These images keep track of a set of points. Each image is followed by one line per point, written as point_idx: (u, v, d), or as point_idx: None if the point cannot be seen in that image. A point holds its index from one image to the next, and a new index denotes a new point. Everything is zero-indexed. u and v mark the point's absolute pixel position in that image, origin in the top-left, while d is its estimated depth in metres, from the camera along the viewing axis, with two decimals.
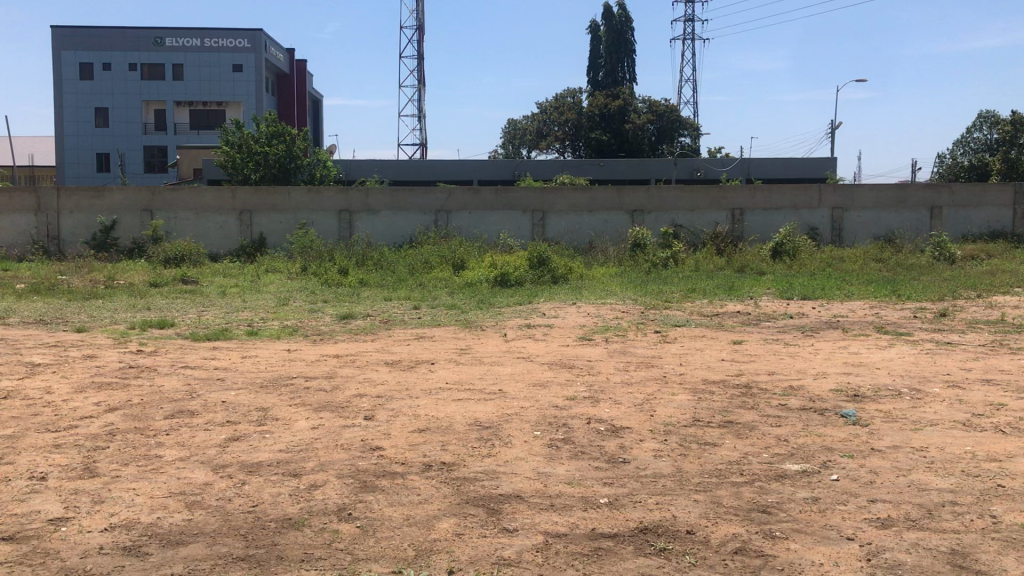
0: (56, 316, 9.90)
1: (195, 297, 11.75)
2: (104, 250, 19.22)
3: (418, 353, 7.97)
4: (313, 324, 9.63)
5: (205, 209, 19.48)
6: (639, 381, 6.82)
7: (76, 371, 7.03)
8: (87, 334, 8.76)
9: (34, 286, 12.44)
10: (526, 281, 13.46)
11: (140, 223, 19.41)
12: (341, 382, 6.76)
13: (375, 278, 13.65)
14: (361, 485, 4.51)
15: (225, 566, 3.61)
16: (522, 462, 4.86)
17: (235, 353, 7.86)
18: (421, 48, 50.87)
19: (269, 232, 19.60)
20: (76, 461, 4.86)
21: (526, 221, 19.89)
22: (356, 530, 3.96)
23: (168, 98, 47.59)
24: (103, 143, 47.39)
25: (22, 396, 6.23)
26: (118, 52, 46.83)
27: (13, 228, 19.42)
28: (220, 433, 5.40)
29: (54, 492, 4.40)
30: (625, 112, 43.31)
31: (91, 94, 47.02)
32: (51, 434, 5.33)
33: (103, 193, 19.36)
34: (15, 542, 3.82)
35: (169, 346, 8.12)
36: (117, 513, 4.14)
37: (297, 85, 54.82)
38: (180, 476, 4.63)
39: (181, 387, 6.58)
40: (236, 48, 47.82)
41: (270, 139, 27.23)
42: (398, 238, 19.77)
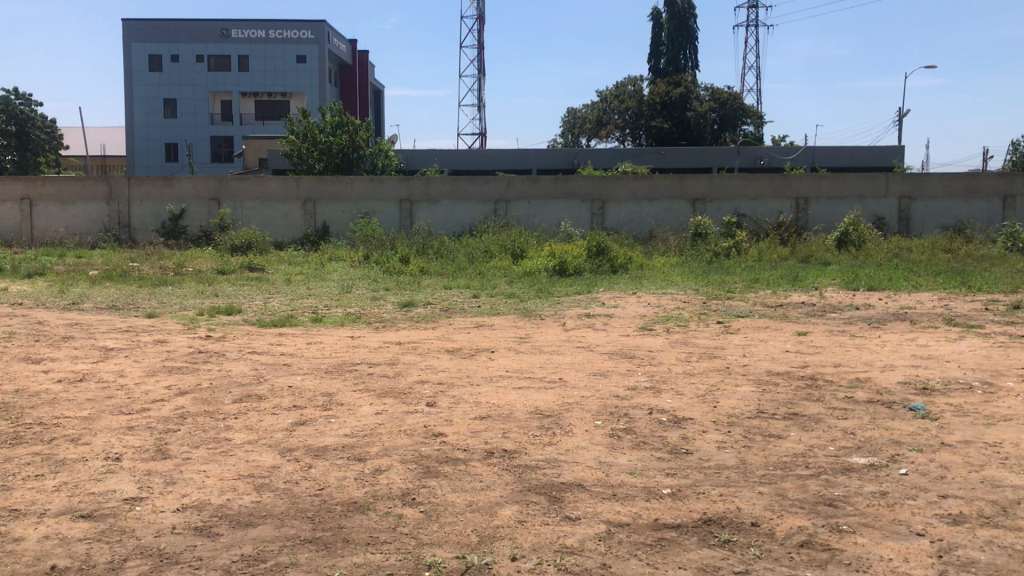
0: (128, 302, 10.18)
1: (261, 285, 11.92)
2: (174, 238, 19.67)
3: (478, 341, 8.02)
4: (376, 311, 9.73)
5: (269, 198, 19.80)
6: (701, 372, 6.75)
7: (148, 355, 7.23)
8: (157, 320, 8.98)
9: (108, 272, 12.79)
10: (585, 270, 13.37)
11: (208, 212, 19.85)
12: (404, 369, 6.83)
13: (436, 266, 13.75)
14: (424, 470, 4.56)
15: (294, 548, 3.69)
16: (583, 451, 4.86)
17: (301, 339, 7.99)
18: (482, 37, 50.97)
19: (332, 222, 19.86)
20: (149, 442, 5.00)
21: (586, 210, 19.84)
22: (420, 515, 4.01)
23: (234, 89, 48.47)
24: (172, 133, 48.40)
25: (97, 379, 6.44)
26: (186, 44, 47.83)
27: (86, 216, 19.99)
28: (287, 417, 5.50)
29: (128, 472, 4.54)
30: (689, 99, 42.86)
31: (159, 85, 48.02)
32: (125, 416, 5.50)
33: (171, 182, 19.83)
34: (92, 520, 3.96)
35: (236, 332, 8.30)
36: (188, 494, 4.25)
37: (359, 76, 55.41)
38: (249, 459, 4.73)
39: (249, 371, 6.73)
40: (300, 39, 48.58)
41: (334, 128, 27.57)
42: (457, 228, 19.89)
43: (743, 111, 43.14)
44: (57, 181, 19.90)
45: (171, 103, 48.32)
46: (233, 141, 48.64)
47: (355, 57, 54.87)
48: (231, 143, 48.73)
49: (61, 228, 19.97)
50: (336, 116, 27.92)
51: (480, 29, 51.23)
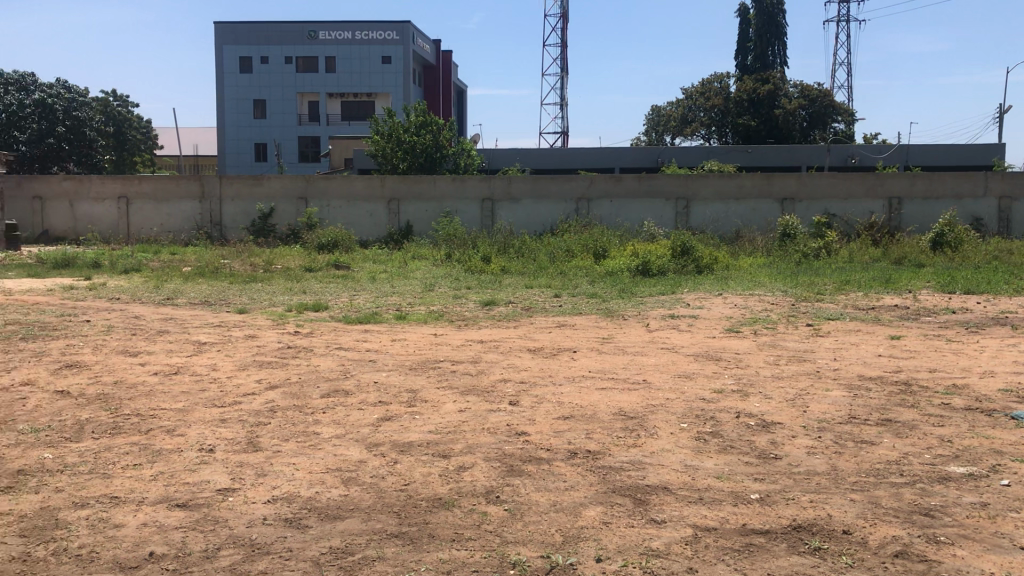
0: (220, 298, 10.47)
1: (347, 282, 12.13)
2: (263, 236, 20.17)
3: (560, 340, 8.00)
4: (458, 310, 9.80)
5: (355, 197, 20.13)
6: (790, 375, 6.61)
7: (239, 350, 7.41)
8: (248, 316, 9.22)
9: (200, 269, 13.17)
10: (669, 270, 13.23)
11: (296, 211, 20.28)
12: (487, 367, 6.86)
13: (517, 265, 13.78)
14: (509, 468, 4.57)
15: (380, 542, 3.73)
16: (669, 454, 4.80)
17: (386, 336, 8.09)
18: (566, 36, 50.91)
19: (415, 221, 20.09)
20: (241, 435, 5.12)
21: (670, 210, 19.65)
22: (504, 513, 4.01)
23: (321, 90, 49.45)
24: (261, 134, 49.65)
25: (191, 372, 6.64)
26: (275, 46, 49.01)
27: (180, 215, 20.65)
28: (373, 413, 5.57)
29: (222, 463, 4.66)
30: (777, 97, 42.13)
31: (250, 87, 49.31)
32: (218, 408, 5.65)
33: (261, 181, 20.34)
34: (187, 509, 4.08)
35: (323, 328, 8.45)
36: (278, 486, 4.34)
37: (443, 76, 55.98)
38: (337, 453, 4.81)
39: (336, 366, 6.84)
40: (386, 40, 49.31)
41: (419, 128, 27.89)
42: (540, 227, 19.90)
43: (834, 109, 42.06)
44: (153, 181, 20.61)
45: (261, 104, 49.56)
46: (320, 141, 49.62)
47: (439, 57, 55.40)
48: (318, 143, 49.73)
49: (156, 226, 20.68)
50: (421, 116, 28.23)
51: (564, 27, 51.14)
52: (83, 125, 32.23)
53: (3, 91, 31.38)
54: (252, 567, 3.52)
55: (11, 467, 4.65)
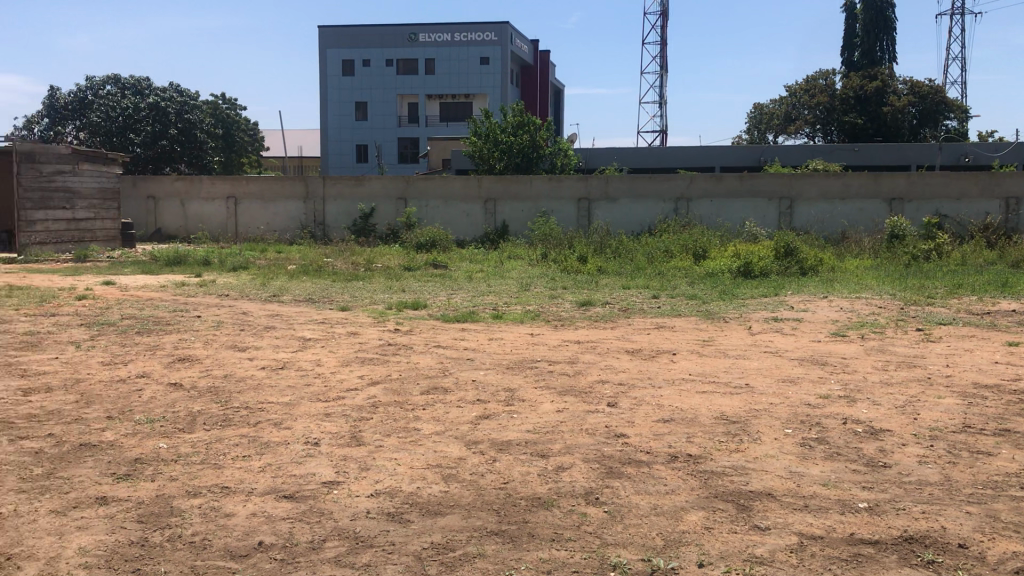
0: (323, 296, 10.72)
1: (445, 281, 12.27)
2: (364, 235, 20.59)
3: (659, 342, 7.91)
4: (555, 310, 9.80)
5: (453, 197, 20.36)
6: (900, 382, 6.38)
7: (342, 346, 7.58)
8: (350, 313, 9.43)
9: (304, 267, 13.53)
10: (771, 272, 12.94)
11: (395, 211, 20.64)
12: (584, 368, 6.84)
13: (615, 265, 13.69)
14: (608, 470, 4.54)
15: (481, 539, 3.76)
16: (773, 460, 4.69)
17: (483, 335, 8.15)
18: (665, 34, 50.34)
19: (512, 221, 20.19)
20: (345, 429, 5.24)
21: (772, 210, 19.24)
22: (604, 515, 3.99)
23: (420, 92, 50.16)
24: (362, 135, 50.70)
25: (296, 367, 6.83)
26: (376, 49, 49.98)
27: (285, 214, 21.25)
28: (472, 411, 5.61)
29: (326, 457, 4.77)
30: (885, 94, 40.52)
31: (351, 89, 50.43)
32: (322, 403, 5.80)
33: (363, 181, 20.77)
34: (294, 500, 4.19)
35: (422, 326, 8.57)
36: (381, 481, 4.42)
37: (541, 75, 56.09)
38: (437, 450, 4.86)
39: (435, 364, 6.93)
40: (484, 41, 49.65)
41: (516, 128, 28.02)
42: (637, 227, 19.76)
43: (946, 106, 40.34)
44: (260, 181, 21.26)
45: (362, 106, 50.62)
46: (418, 142, 50.34)
47: (537, 57, 55.48)
48: (416, 144, 50.45)
49: (262, 226, 21.34)
50: (519, 116, 28.35)
51: (664, 25, 50.56)
52: (194, 128, 33.47)
53: (121, 96, 32.84)
54: (357, 559, 3.60)
55: (129, 455, 4.86)
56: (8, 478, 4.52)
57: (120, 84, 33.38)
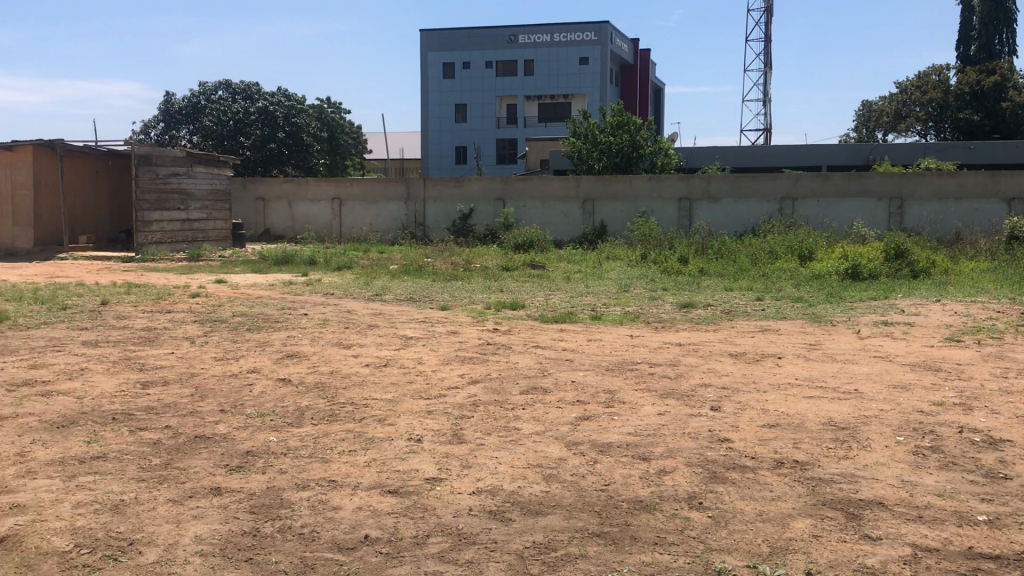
0: (423, 295, 10.87)
1: (544, 281, 12.30)
2: (463, 235, 20.79)
3: (763, 346, 7.74)
4: (655, 311, 9.70)
5: (552, 198, 20.39)
6: (1021, 390, 6.08)
7: (443, 345, 7.68)
8: (449, 312, 9.54)
9: (405, 267, 13.74)
10: (881, 274, 12.53)
11: (494, 211, 20.80)
12: (686, 371, 6.75)
13: (717, 267, 13.47)
14: (711, 475, 4.47)
15: (583, 540, 3.76)
16: (884, 468, 4.54)
17: (582, 336, 8.13)
18: (769, 31, 49.25)
19: (611, 221, 20.09)
20: (446, 427, 5.30)
21: (881, 210, 18.64)
22: (708, 520, 3.93)
23: (519, 93, 50.38)
24: (462, 137, 51.27)
25: (398, 365, 6.95)
26: (476, 51, 50.47)
27: (387, 215, 21.66)
28: (572, 412, 5.61)
29: (429, 453, 4.84)
30: (1004, 89, 38.77)
31: (451, 91, 51.08)
32: (424, 400, 5.89)
33: (462, 183, 21.00)
34: (399, 496, 4.26)
35: (521, 326, 8.61)
36: (483, 479, 4.46)
37: (640, 75, 55.61)
38: (537, 449, 4.88)
39: (534, 364, 6.95)
40: (583, 41, 49.49)
41: (616, 129, 27.88)
42: (739, 227, 19.40)
43: None
44: (363, 182, 21.73)
45: (462, 108, 51.19)
46: (517, 143, 50.59)
47: (637, 56, 55.04)
48: (515, 145, 50.70)
49: (365, 226, 21.80)
50: (618, 116, 28.21)
51: (767, 22, 49.47)
52: (301, 131, 34.44)
53: (232, 101, 34.01)
54: (460, 555, 3.64)
55: (241, 447, 5.04)
56: (129, 467, 4.74)
57: (231, 89, 34.55)
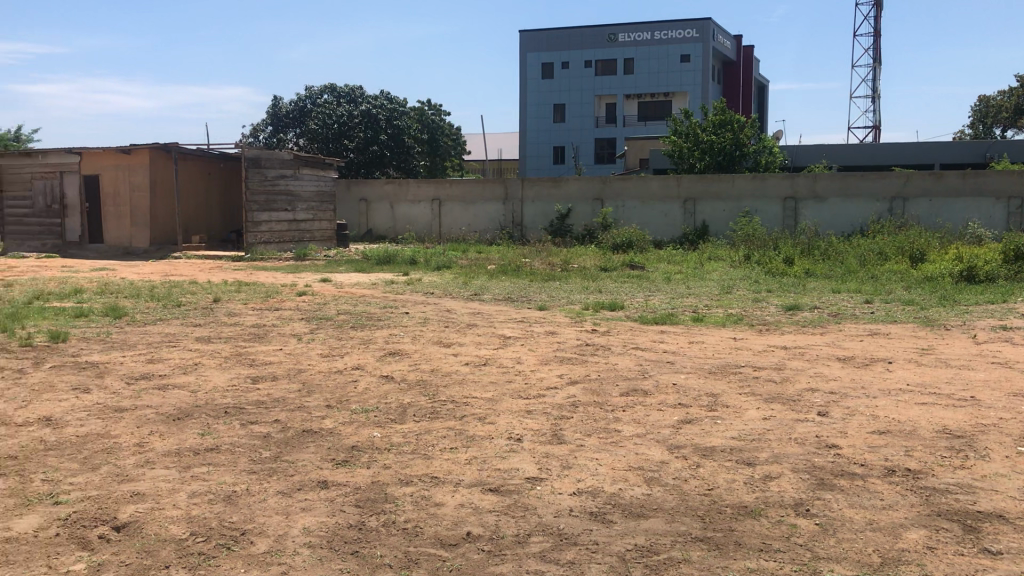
0: (522, 295, 10.92)
1: (643, 282, 12.21)
2: (561, 235, 20.78)
3: (872, 350, 7.50)
4: (758, 314, 9.51)
5: (651, 197, 20.21)
6: None
7: (542, 345, 7.69)
8: (548, 312, 9.56)
9: (503, 267, 13.84)
10: (1000, 276, 11.98)
11: (592, 211, 20.74)
12: (791, 375, 6.59)
13: (823, 268, 13.12)
14: (818, 482, 4.36)
15: (685, 544, 3.71)
16: (1004, 480, 4.34)
17: (683, 338, 8.04)
18: (879, 24, 47.68)
19: (712, 221, 19.79)
20: (546, 427, 5.32)
21: (1000, 209, 17.89)
22: (815, 527, 3.84)
23: (619, 92, 50.09)
24: (560, 137, 51.30)
25: (498, 364, 7.00)
26: (576, 51, 50.44)
27: (485, 215, 21.83)
28: (673, 414, 5.55)
29: (529, 453, 4.86)
30: None
31: (550, 92, 51.21)
32: (524, 400, 5.91)
33: (561, 183, 21.02)
34: (500, 494, 4.29)
35: (620, 327, 8.57)
36: (583, 480, 4.45)
37: (743, 72, 54.58)
38: (638, 452, 4.85)
39: (634, 366, 6.90)
40: (684, 39, 48.79)
41: (718, 128, 27.46)
42: (847, 228, 18.86)
43: None
44: (461, 183, 21.96)
45: (561, 108, 51.24)
46: (616, 143, 50.28)
47: (740, 53, 54.03)
48: (614, 145, 50.41)
49: (464, 226, 22.02)
50: (721, 115, 27.77)
51: (877, 16, 47.89)
52: (403, 134, 35.05)
53: (336, 104, 34.87)
54: (561, 556, 3.64)
55: (346, 442, 5.16)
56: (241, 459, 4.91)
57: (336, 93, 35.39)
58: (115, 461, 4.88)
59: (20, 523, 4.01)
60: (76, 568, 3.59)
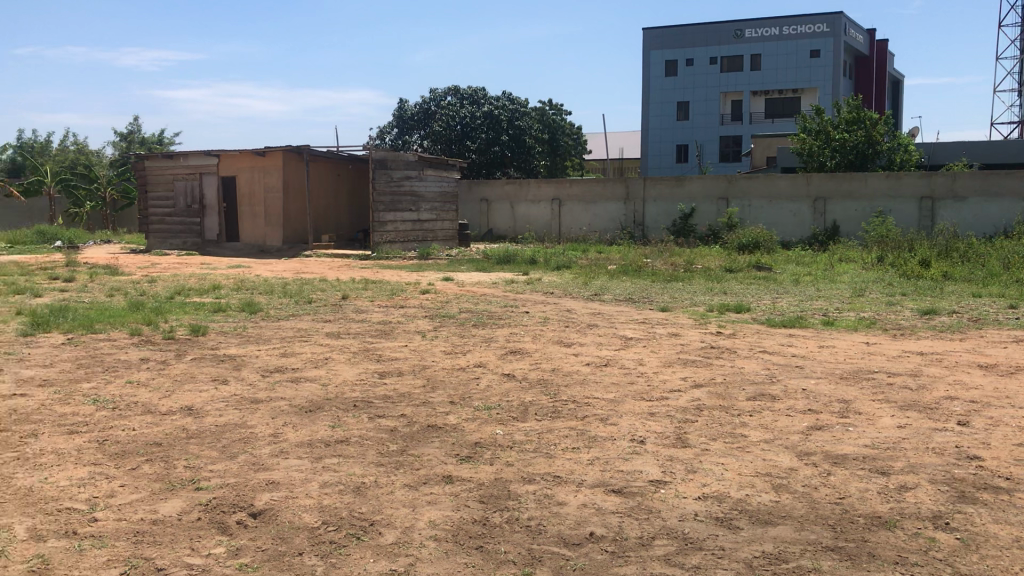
0: (644, 296, 10.83)
1: (769, 284, 11.93)
2: (684, 235, 20.48)
3: (1018, 358, 7.10)
4: (893, 318, 9.15)
5: (779, 197, 19.69)
6: None
7: (665, 347, 7.61)
8: (671, 314, 9.45)
9: (625, 267, 13.78)
10: None
11: (716, 211, 20.37)
12: (929, 382, 6.30)
13: (964, 271, 12.51)
14: (959, 495, 4.16)
15: (816, 553, 3.61)
16: None
17: (813, 342, 7.80)
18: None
19: (843, 221, 19.14)
20: (670, 430, 5.26)
21: None
22: (956, 542, 3.66)
23: (745, 89, 49.03)
24: (683, 135, 50.58)
25: (620, 365, 6.98)
26: (700, 48, 49.67)
27: (606, 215, 21.74)
28: (802, 420, 5.40)
29: (652, 455, 4.82)
30: None
31: (674, 90, 50.58)
32: (647, 402, 5.86)
33: (684, 182, 20.73)
34: (623, 496, 4.27)
35: (746, 330, 8.39)
36: (709, 484, 4.38)
37: (877, 67, 52.57)
38: (766, 458, 4.73)
39: (761, 370, 6.74)
40: (814, 33, 47.37)
41: (850, 125, 26.57)
42: (989, 229, 17.94)
43: None
44: (583, 182, 21.93)
45: (684, 106, 50.54)
46: (741, 140, 49.17)
47: (873, 47, 52.05)
48: (739, 143, 49.31)
49: (585, 226, 21.99)
50: (854, 111, 26.82)
51: None
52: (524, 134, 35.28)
53: (460, 106, 35.40)
54: (686, 560, 3.59)
55: (470, 439, 5.23)
56: (369, 451, 5.05)
57: (459, 95, 35.91)
58: (251, 450, 5.10)
59: (165, 507, 4.24)
60: (217, 552, 3.77)
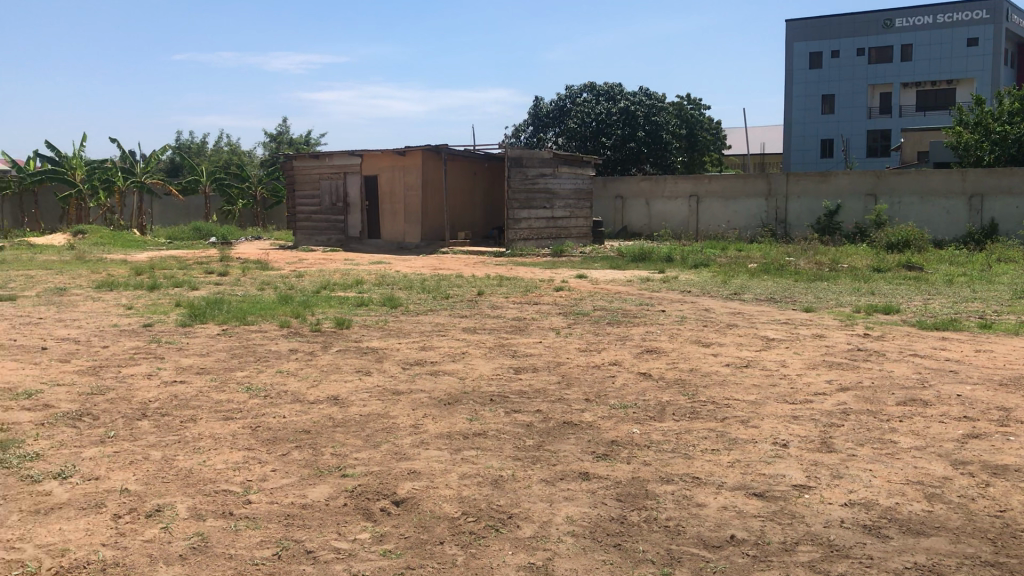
0: (786, 296, 10.54)
1: (921, 285, 11.38)
2: (829, 233, 19.81)
3: None
4: None
5: (932, 193, 18.75)
6: None
7: (808, 349, 7.38)
8: (815, 315, 9.16)
9: (766, 265, 13.44)
10: None
11: (864, 208, 19.59)
12: None
13: None
14: None
15: (974, 568, 3.44)
16: None
17: (969, 346, 7.40)
18: None
19: (1002, 218, 18.06)
20: (814, 434, 5.11)
21: None
22: None
23: (896, 80, 46.88)
24: (829, 129, 48.84)
25: (761, 366, 6.82)
26: (847, 38, 47.80)
27: (747, 212, 21.26)
28: (957, 428, 5.14)
29: (796, 459, 4.70)
30: None
31: (818, 82, 48.92)
32: (789, 405, 5.71)
33: (829, 178, 20.03)
34: (766, 500, 4.18)
35: (896, 332, 8.03)
36: (856, 491, 4.23)
37: None
38: (918, 465, 4.54)
39: (912, 374, 6.45)
40: (973, 21, 44.76)
41: (1012, 116, 24.99)
42: None
43: None
44: (722, 178, 21.52)
45: (830, 99, 48.80)
46: (891, 134, 47.06)
47: None
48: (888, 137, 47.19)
49: (724, 224, 21.59)
50: (1017, 102, 25.23)
51: None
52: (660, 130, 34.85)
53: (595, 102, 35.31)
54: (832, 567, 3.49)
55: (606, 437, 5.23)
56: (506, 445, 5.12)
57: (595, 91, 35.80)
58: (394, 440, 5.27)
59: (314, 492, 4.44)
60: (362, 537, 3.91)
